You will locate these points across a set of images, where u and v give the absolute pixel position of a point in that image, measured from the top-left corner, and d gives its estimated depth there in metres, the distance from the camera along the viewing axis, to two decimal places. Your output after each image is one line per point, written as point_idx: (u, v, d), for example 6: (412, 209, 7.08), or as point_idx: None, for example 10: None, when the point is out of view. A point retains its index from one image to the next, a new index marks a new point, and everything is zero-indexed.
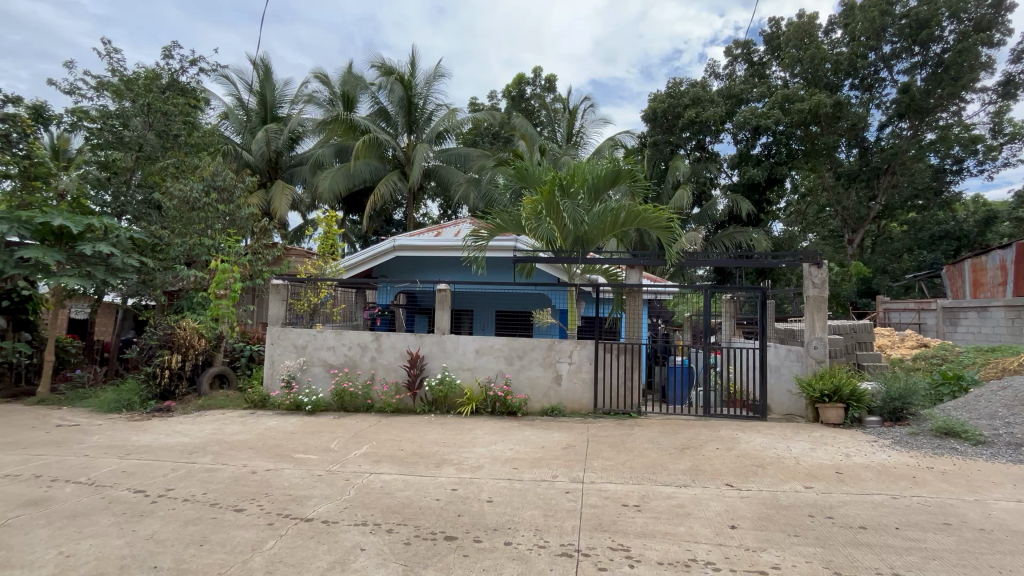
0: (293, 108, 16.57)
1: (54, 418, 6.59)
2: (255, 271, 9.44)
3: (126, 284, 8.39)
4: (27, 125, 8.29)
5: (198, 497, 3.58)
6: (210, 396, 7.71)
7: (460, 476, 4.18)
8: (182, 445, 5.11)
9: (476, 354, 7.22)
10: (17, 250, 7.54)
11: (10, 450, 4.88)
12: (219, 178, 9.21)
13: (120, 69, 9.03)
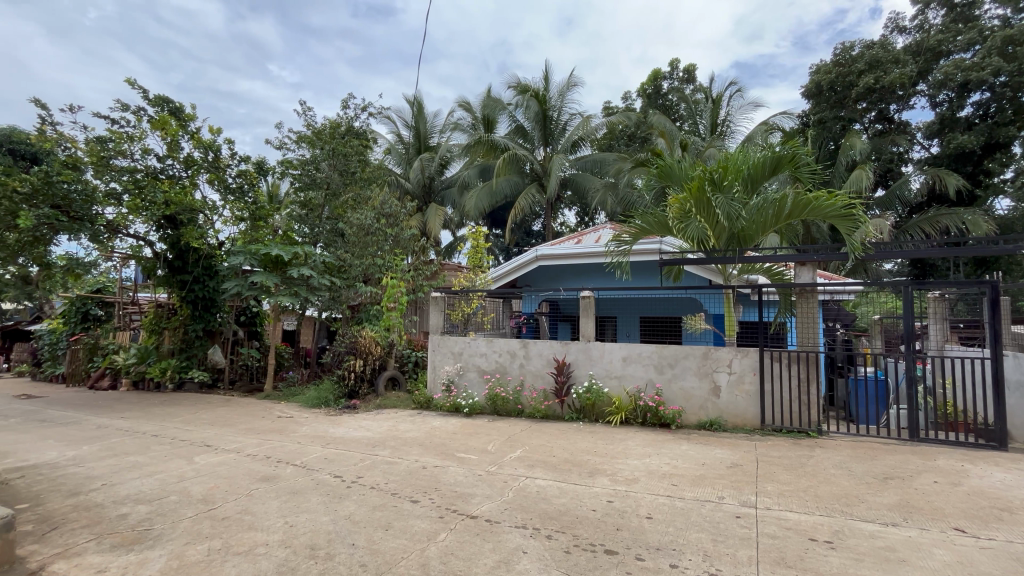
0: (442, 136, 18.32)
1: (276, 410, 8.17)
2: (417, 285, 10.55)
3: (321, 300, 10.01)
4: (253, 177, 10.17)
5: (382, 486, 4.07)
6: (385, 396, 8.79)
7: (616, 488, 4.06)
8: (367, 439, 5.90)
9: (624, 362, 7.00)
10: (250, 277, 9.63)
11: (250, 434, 6.17)
12: (387, 206, 10.58)
13: (312, 123, 10.93)
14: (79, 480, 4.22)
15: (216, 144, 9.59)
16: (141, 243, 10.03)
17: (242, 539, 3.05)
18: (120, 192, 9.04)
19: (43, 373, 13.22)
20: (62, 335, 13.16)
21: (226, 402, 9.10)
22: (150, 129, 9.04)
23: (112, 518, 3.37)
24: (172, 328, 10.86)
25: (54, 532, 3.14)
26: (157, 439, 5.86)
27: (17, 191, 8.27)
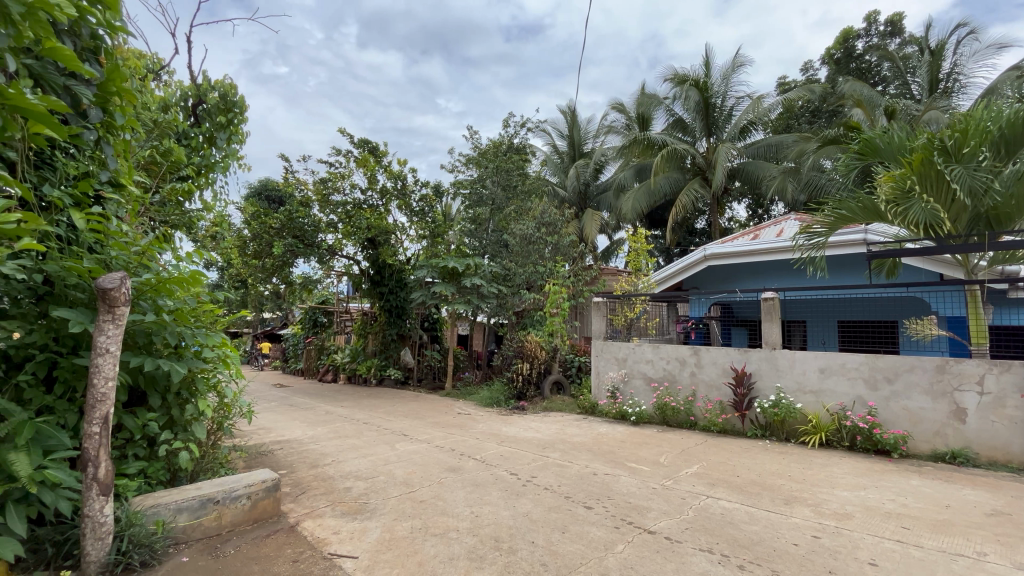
0: (596, 140, 18.34)
1: (456, 407, 9.03)
2: (578, 291, 10.66)
3: (490, 306, 10.80)
4: (432, 200, 11.54)
5: (555, 487, 4.16)
6: (551, 399, 9.05)
7: (822, 522, 3.46)
8: (537, 440, 6.12)
9: (821, 375, 5.99)
10: (432, 287, 10.93)
11: (436, 428, 6.93)
12: (546, 215, 10.81)
13: (478, 145, 11.78)
14: (316, 455, 5.25)
15: (402, 174, 11.08)
16: (351, 261, 12.12)
17: (437, 521, 3.41)
18: (336, 222, 11.07)
19: (290, 367, 16.89)
20: (301, 337, 16.67)
21: (416, 397, 10.41)
22: (356, 167, 10.91)
23: (340, 489, 4.09)
24: (374, 331, 12.90)
25: (303, 495, 3.94)
26: (367, 426, 6.97)
27: (273, 227, 10.74)
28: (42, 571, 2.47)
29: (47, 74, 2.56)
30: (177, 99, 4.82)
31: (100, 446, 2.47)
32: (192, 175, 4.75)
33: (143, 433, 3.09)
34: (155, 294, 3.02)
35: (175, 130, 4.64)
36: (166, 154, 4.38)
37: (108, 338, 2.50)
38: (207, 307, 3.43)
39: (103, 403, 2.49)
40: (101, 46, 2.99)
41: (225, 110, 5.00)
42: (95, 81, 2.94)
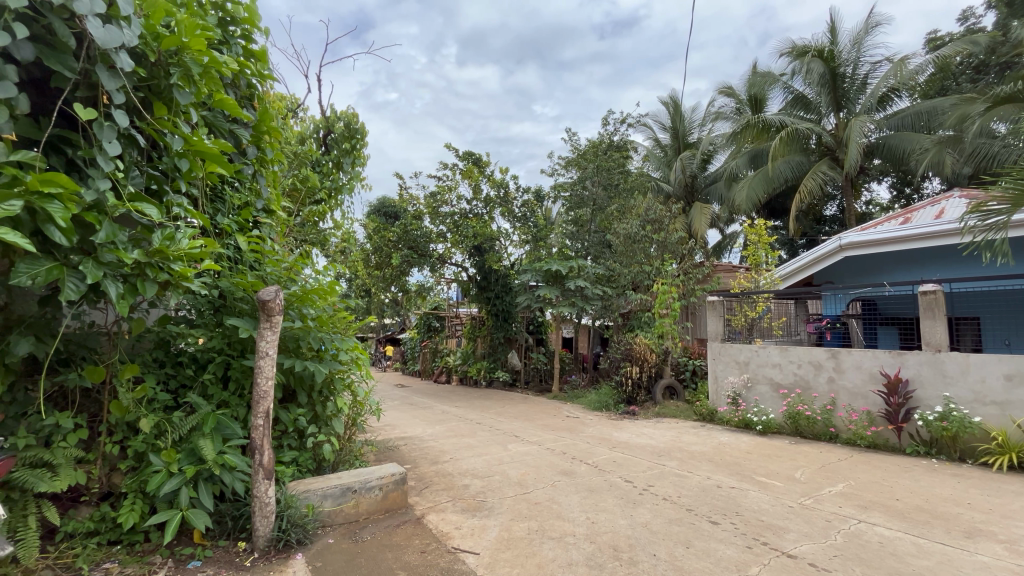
0: (703, 129, 17.21)
1: (564, 410, 9.00)
2: (688, 290, 10.03)
3: (595, 308, 10.64)
4: (534, 204, 11.68)
5: (675, 499, 3.93)
6: (664, 405, 8.63)
7: (1022, 564, 2.82)
8: (652, 447, 5.85)
9: (1008, 384, 4.95)
10: (536, 291, 11.07)
11: (546, 430, 6.97)
12: (652, 211, 10.21)
13: (578, 146, 11.68)
14: (436, 452, 5.57)
15: (504, 182, 11.40)
16: (460, 269, 12.74)
17: (554, 525, 3.41)
18: (445, 232, 11.72)
19: (409, 368, 18.24)
20: (417, 341, 17.92)
21: (524, 399, 10.59)
22: (461, 179, 11.47)
23: (459, 486, 4.29)
24: (482, 335, 13.41)
25: (427, 489, 4.20)
26: (480, 425, 7.25)
27: (391, 240, 11.70)
28: (225, 541, 2.92)
29: (216, 121, 3.05)
30: (311, 132, 5.47)
31: (264, 436, 2.86)
32: (326, 198, 5.36)
33: (294, 427, 3.52)
34: (300, 304, 3.43)
35: (311, 160, 5.27)
36: (304, 182, 5.00)
37: (267, 343, 2.88)
38: (341, 314, 3.84)
39: (265, 399, 2.88)
40: (254, 93, 3.51)
41: (349, 137, 5.56)
42: (250, 123, 3.46)
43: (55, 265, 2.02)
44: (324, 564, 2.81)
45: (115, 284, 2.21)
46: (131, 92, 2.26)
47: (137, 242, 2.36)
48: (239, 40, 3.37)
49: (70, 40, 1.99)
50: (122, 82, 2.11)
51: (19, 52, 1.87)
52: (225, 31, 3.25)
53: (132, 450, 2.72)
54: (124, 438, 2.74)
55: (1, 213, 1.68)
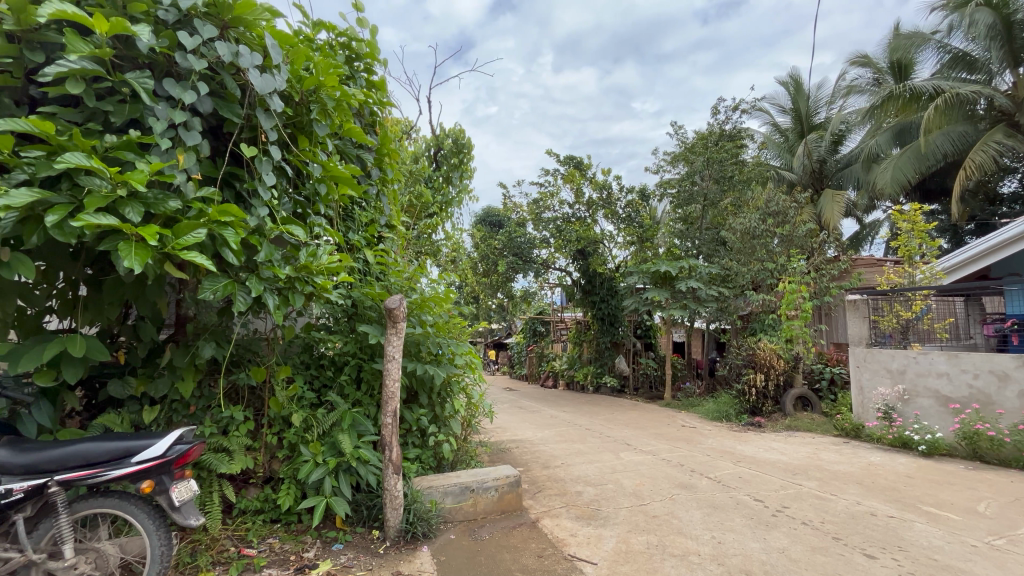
0: (832, 107, 15.25)
1: (679, 419, 8.50)
2: (821, 288, 8.90)
3: (710, 311, 9.93)
4: (639, 204, 11.26)
5: (816, 524, 3.50)
6: (796, 417, 7.75)
7: None
8: (784, 463, 5.27)
9: None
10: (644, 294, 10.72)
11: (660, 439, 6.63)
12: (773, 202, 9.26)
13: (685, 140, 11.05)
14: (547, 456, 5.59)
15: (607, 183, 11.19)
16: (564, 273, 12.73)
17: (675, 541, 3.22)
18: (548, 237, 11.81)
19: (516, 372, 18.63)
20: (523, 346, 18.26)
21: (635, 406, 10.21)
22: (563, 183, 11.49)
23: (572, 492, 4.25)
24: (588, 339, 13.21)
25: (540, 493, 4.23)
26: (590, 431, 7.14)
27: (497, 248, 12.10)
28: (361, 528, 3.19)
29: (347, 148, 3.42)
30: (424, 150, 5.87)
31: (392, 433, 3.10)
32: (438, 211, 5.70)
33: (417, 426, 3.77)
34: (419, 311, 3.66)
35: (424, 177, 5.65)
36: (419, 197, 5.39)
37: (393, 348, 3.13)
38: (456, 320, 4.04)
39: (393, 400, 3.13)
40: (376, 120, 3.86)
41: (457, 152, 5.92)
42: (373, 147, 3.81)
43: (229, 281, 2.38)
44: (447, 559, 2.95)
45: (272, 296, 2.55)
46: (282, 129, 2.61)
47: (288, 259, 2.71)
48: (362, 74, 3.73)
49: (236, 91, 2.36)
50: (275, 121, 2.44)
51: (201, 106, 2.26)
52: (351, 67, 3.64)
53: (286, 441, 3.10)
54: (280, 431, 3.15)
55: (192, 240, 2.03)
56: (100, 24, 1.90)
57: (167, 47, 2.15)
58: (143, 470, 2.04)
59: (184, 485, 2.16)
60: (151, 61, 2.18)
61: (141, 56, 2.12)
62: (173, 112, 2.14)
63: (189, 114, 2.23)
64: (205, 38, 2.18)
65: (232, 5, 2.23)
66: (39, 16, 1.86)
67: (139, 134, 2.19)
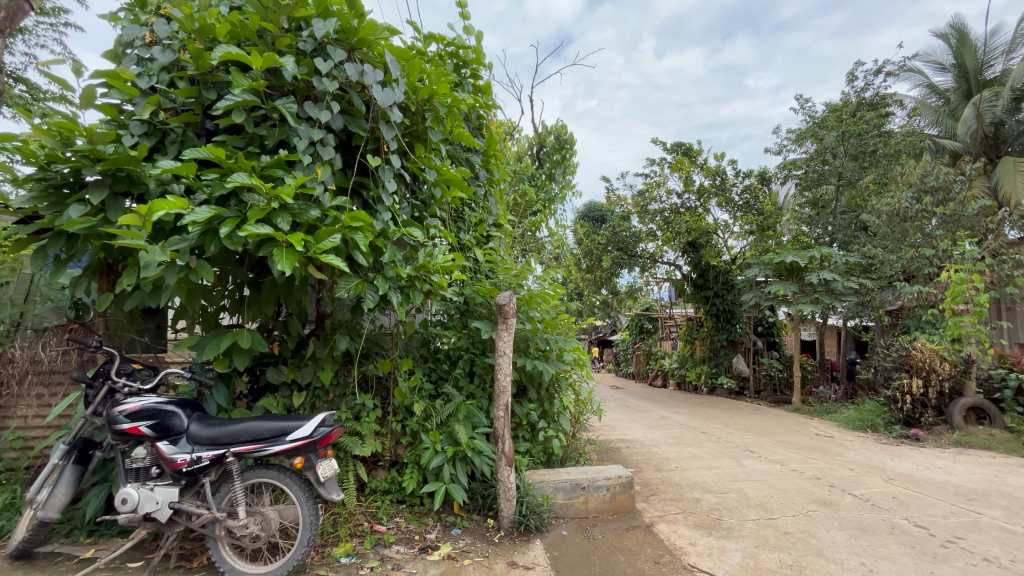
0: (1012, 57, 12.52)
1: (812, 427, 7.60)
2: (1001, 277, 7.36)
3: (848, 305, 8.73)
4: (758, 189, 10.27)
5: (1004, 562, 2.89)
6: (967, 432, 6.49)
7: None
8: (953, 486, 4.45)
9: None
10: (766, 287, 9.61)
11: (790, 448, 5.99)
12: (931, 177, 7.84)
13: (813, 114, 9.85)
14: (659, 458, 5.35)
15: (721, 168, 10.38)
16: (673, 267, 12.08)
17: (814, 563, 2.88)
18: (655, 230, 11.29)
19: (623, 371, 18.14)
20: (629, 343, 17.69)
21: (757, 410, 9.34)
22: (671, 172, 10.90)
23: (689, 499, 4.01)
24: (701, 337, 12.36)
25: (654, 497, 4.05)
26: (707, 435, 6.69)
27: (601, 243, 11.86)
28: (477, 515, 3.32)
29: (458, 151, 3.59)
30: (527, 149, 5.96)
31: (504, 426, 3.19)
32: (542, 209, 5.74)
33: (527, 420, 3.83)
34: (527, 307, 3.72)
35: (528, 175, 5.73)
36: (523, 195, 5.49)
37: (505, 344, 3.21)
38: (564, 316, 4.04)
39: (505, 393, 3.21)
40: (483, 123, 3.99)
41: (559, 148, 5.94)
42: (481, 150, 3.96)
43: (360, 281, 2.62)
44: (561, 554, 2.96)
45: (395, 293, 2.75)
46: (401, 139, 2.81)
47: (408, 259, 2.90)
48: (469, 79, 3.88)
49: (362, 107, 2.59)
50: (395, 131, 2.63)
51: (334, 123, 2.51)
52: (459, 74, 3.80)
53: (409, 428, 3.34)
54: (403, 419, 3.40)
55: (330, 244, 2.26)
56: (256, 59, 2.21)
57: (307, 73, 2.42)
58: (295, 448, 2.32)
59: (327, 463, 2.41)
60: (294, 87, 2.47)
61: (286, 84, 2.42)
62: (312, 131, 2.41)
63: (325, 132, 2.49)
64: (337, 61, 2.43)
65: (358, 28, 2.45)
66: (212, 59, 2.22)
67: (286, 153, 2.50)
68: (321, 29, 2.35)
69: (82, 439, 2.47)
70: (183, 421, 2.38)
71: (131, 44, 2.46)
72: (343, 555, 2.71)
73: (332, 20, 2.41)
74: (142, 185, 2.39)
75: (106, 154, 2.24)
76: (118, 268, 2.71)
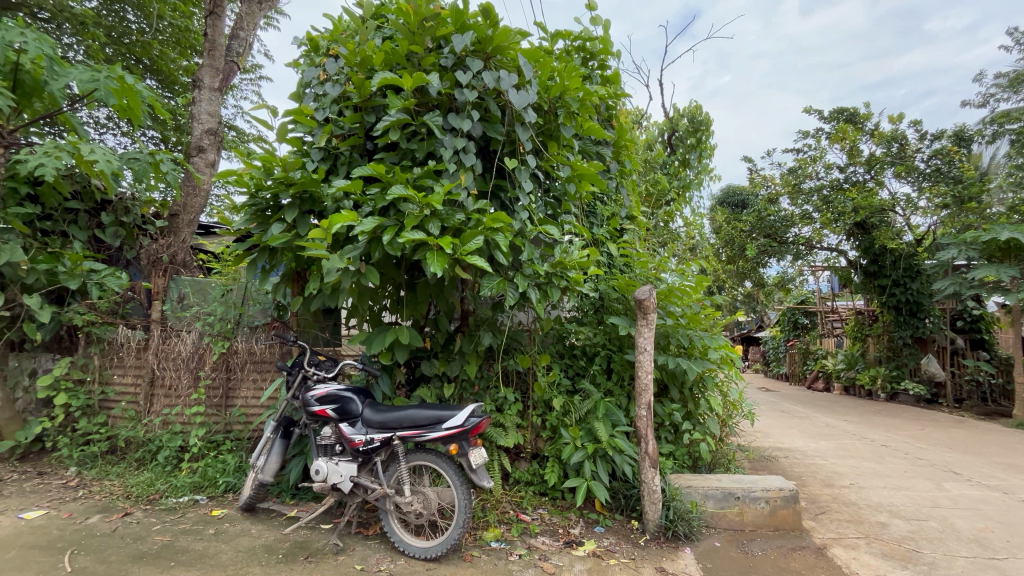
0: None
1: None
2: None
3: None
4: (954, 152, 8.41)
5: None
6: None
7: None
8: None
9: None
10: (969, 271, 7.70)
11: (1014, 473, 4.78)
12: None
13: None
14: (829, 472, 4.67)
15: (898, 133, 8.74)
16: (836, 253, 10.48)
17: None
18: (812, 211, 9.91)
19: (773, 372, 16.24)
20: (781, 341, 15.78)
21: (958, 423, 7.63)
22: (830, 144, 9.47)
23: (872, 522, 3.43)
24: (876, 334, 10.50)
25: (825, 516, 3.55)
26: (890, 450, 5.66)
27: (744, 229, 10.79)
28: (621, 515, 3.25)
29: (589, 145, 3.55)
30: (657, 136, 5.67)
31: (647, 425, 3.06)
32: (676, 197, 5.39)
33: (669, 420, 3.64)
34: (666, 301, 3.54)
35: (660, 164, 5.46)
36: (655, 184, 5.24)
37: (646, 340, 3.09)
38: (709, 310, 3.75)
39: (646, 392, 3.09)
40: (612, 114, 3.88)
41: (694, 131, 5.54)
42: (611, 141, 3.85)
43: (501, 280, 2.73)
44: (715, 567, 2.75)
45: (534, 291, 2.82)
46: (535, 138, 2.86)
47: (544, 257, 2.96)
48: (596, 71, 3.81)
49: (498, 112, 2.69)
50: (530, 131, 2.69)
51: (474, 131, 2.66)
52: (587, 67, 3.76)
53: (548, 423, 3.40)
54: (543, 413, 3.47)
55: (474, 246, 2.40)
56: (407, 80, 2.44)
57: (449, 87, 2.61)
58: (451, 435, 2.51)
59: (478, 451, 2.56)
60: (438, 102, 2.68)
61: (432, 99, 2.63)
62: (455, 141, 2.58)
63: (467, 140, 2.65)
64: (475, 71, 2.57)
65: (492, 36, 2.57)
66: (372, 86, 2.50)
67: (433, 164, 2.72)
68: (460, 43, 2.52)
69: (285, 418, 2.99)
70: (358, 406, 2.73)
71: (310, 83, 2.89)
72: (493, 539, 2.85)
73: (470, 33, 2.56)
74: (321, 203, 2.80)
75: (295, 178, 2.67)
76: (305, 275, 3.22)
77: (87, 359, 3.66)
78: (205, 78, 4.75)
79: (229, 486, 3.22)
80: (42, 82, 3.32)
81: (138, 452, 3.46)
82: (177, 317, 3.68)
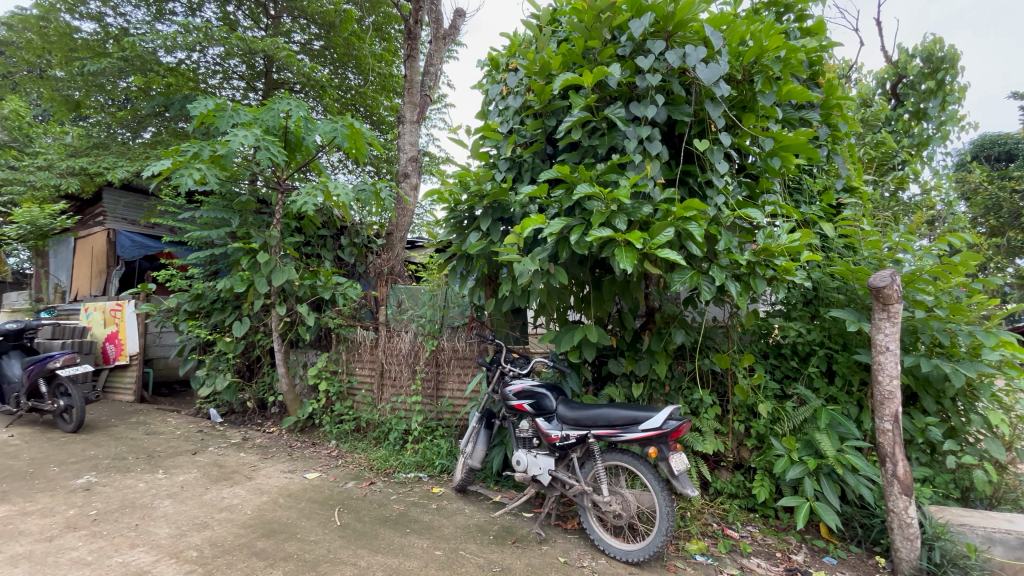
0: None
1: None
2: None
3: None
4: None
5: None
6: None
7: None
8: None
9: None
10: None
11: None
12: None
13: None
14: None
15: None
16: None
17: None
18: None
19: None
20: None
21: None
22: None
23: None
24: None
25: None
26: None
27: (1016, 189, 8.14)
28: (858, 547, 2.72)
29: (790, 111, 3.06)
30: (875, 89, 4.64)
31: (894, 443, 2.48)
32: (910, 158, 4.32)
33: (924, 437, 2.90)
34: (910, 287, 2.84)
35: (883, 120, 4.44)
36: (879, 146, 4.26)
37: (887, 336, 2.51)
38: (981, 297, 2.88)
39: (891, 401, 2.50)
40: (819, 70, 3.28)
41: (933, 71, 4.36)
42: (818, 103, 3.25)
43: (695, 273, 2.52)
44: None
45: (734, 283, 2.54)
46: (728, 113, 2.58)
47: (744, 244, 2.65)
48: (793, 25, 3.27)
49: (683, 92, 2.51)
50: (723, 107, 2.43)
51: (659, 116, 2.52)
52: (782, 22, 3.25)
53: (755, 431, 3.03)
54: (746, 419, 3.10)
55: (665, 239, 2.26)
56: (588, 77, 2.43)
57: (630, 75, 2.53)
58: (648, 437, 2.41)
59: (679, 457, 2.40)
60: (618, 93, 2.62)
61: (612, 91, 2.58)
62: (639, 130, 2.49)
63: (651, 127, 2.54)
64: (657, 53, 2.43)
65: (673, 12, 2.40)
66: (554, 90, 2.56)
67: (616, 158, 2.66)
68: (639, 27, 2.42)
69: (487, 410, 3.26)
70: (553, 403, 2.81)
71: (493, 99, 3.08)
72: (698, 553, 2.64)
73: (649, 14, 2.44)
74: (510, 210, 2.98)
75: (487, 190, 2.91)
76: (496, 278, 3.48)
77: (338, 355, 4.55)
78: (407, 113, 5.52)
79: (444, 468, 3.67)
80: (302, 136, 4.27)
81: (376, 432, 4.17)
82: (397, 319, 4.35)
